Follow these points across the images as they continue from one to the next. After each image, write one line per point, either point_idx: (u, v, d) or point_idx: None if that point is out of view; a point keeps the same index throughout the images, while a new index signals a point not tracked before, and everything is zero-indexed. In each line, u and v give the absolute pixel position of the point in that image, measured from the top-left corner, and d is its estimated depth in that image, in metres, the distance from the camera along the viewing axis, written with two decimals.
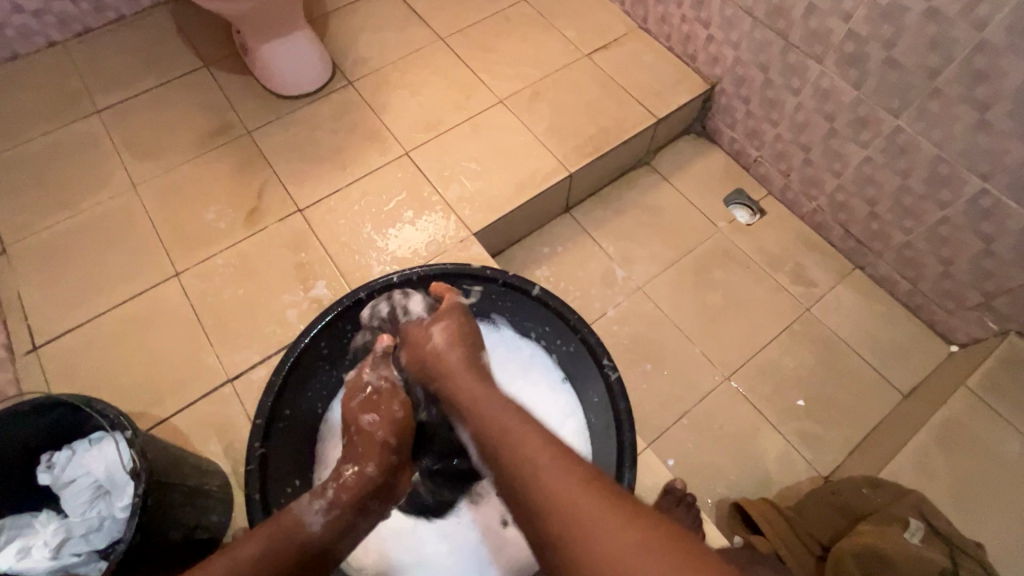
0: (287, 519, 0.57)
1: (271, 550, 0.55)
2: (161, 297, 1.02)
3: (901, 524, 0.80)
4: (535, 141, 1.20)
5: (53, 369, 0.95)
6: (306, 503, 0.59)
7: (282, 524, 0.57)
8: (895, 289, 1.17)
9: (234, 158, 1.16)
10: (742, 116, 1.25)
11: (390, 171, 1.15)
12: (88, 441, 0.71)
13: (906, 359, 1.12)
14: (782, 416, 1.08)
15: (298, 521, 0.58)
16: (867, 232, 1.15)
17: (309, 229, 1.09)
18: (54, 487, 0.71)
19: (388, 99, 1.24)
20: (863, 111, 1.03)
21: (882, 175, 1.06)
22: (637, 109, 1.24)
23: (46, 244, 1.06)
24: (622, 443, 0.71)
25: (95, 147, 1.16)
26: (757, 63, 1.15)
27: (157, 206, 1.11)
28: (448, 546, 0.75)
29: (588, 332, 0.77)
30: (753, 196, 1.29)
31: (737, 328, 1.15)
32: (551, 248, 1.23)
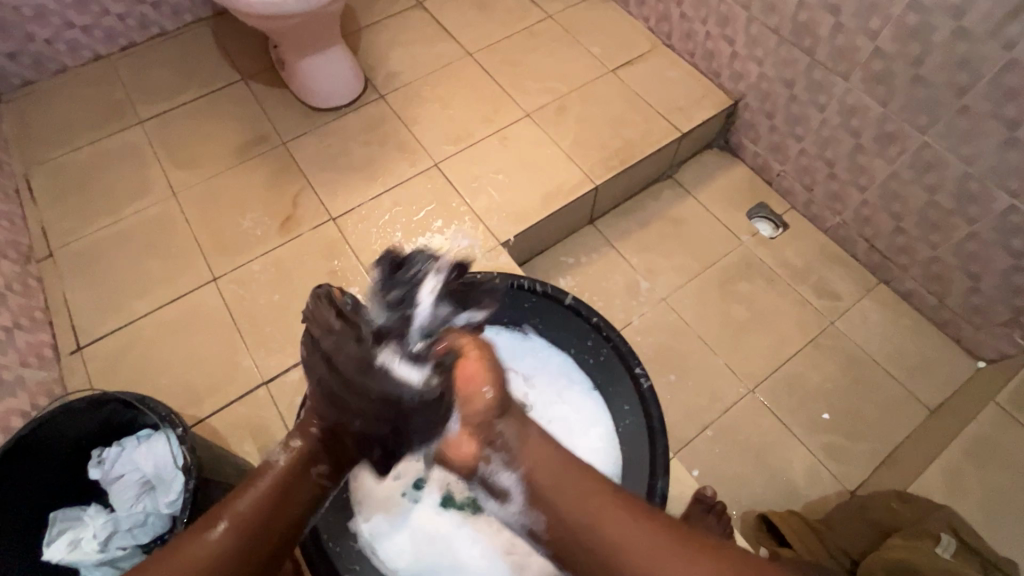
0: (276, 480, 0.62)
1: (267, 498, 0.60)
2: (200, 300, 1.06)
3: (932, 539, 0.78)
4: (561, 153, 1.22)
5: (96, 369, 0.99)
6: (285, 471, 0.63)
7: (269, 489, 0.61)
8: (921, 304, 1.17)
9: (271, 167, 1.20)
10: (766, 131, 1.27)
11: (420, 182, 1.19)
12: (137, 438, 0.74)
13: (932, 374, 1.12)
14: (807, 429, 1.08)
15: (274, 482, 0.61)
16: (892, 247, 1.16)
17: (342, 237, 1.12)
18: (103, 482, 0.73)
19: (418, 111, 1.27)
20: (890, 127, 1.04)
21: (909, 190, 1.07)
22: (662, 123, 1.26)
23: (91, 248, 1.11)
24: (655, 450, 0.74)
25: (138, 156, 1.21)
26: (782, 79, 1.17)
27: (196, 212, 1.15)
28: (480, 551, 0.75)
29: (620, 339, 0.81)
30: (776, 210, 1.30)
31: (762, 340, 1.16)
32: (575, 259, 1.25)
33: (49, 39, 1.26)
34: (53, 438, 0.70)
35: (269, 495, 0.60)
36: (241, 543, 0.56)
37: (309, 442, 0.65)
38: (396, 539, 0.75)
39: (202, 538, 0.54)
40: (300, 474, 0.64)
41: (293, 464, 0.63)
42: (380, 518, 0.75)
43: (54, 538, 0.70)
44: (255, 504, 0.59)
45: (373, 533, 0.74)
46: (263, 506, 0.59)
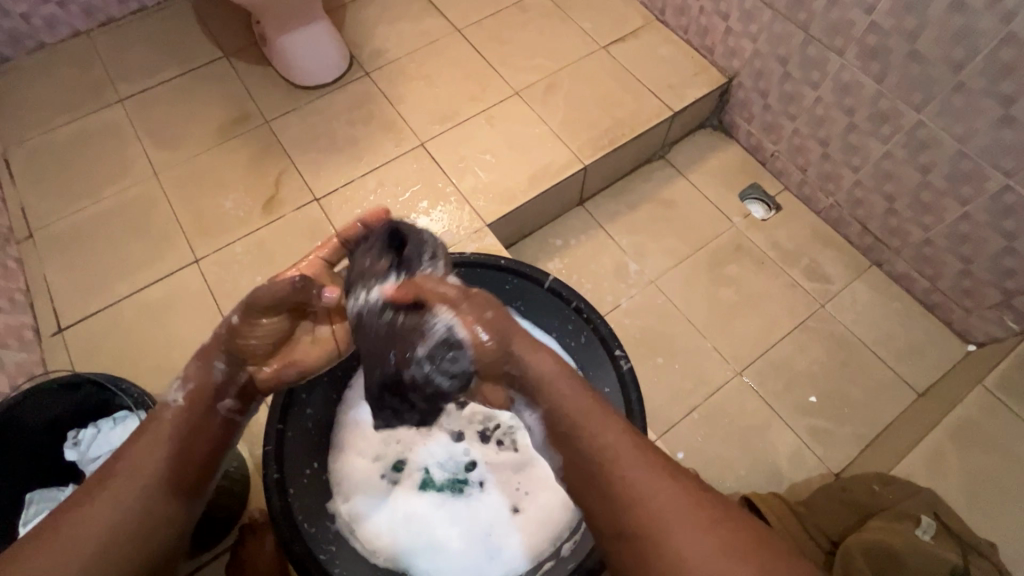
0: (163, 423, 0.62)
1: (158, 450, 0.60)
2: (181, 282, 1.04)
3: (911, 522, 0.79)
4: (549, 133, 1.20)
5: (77, 351, 0.98)
6: (179, 414, 0.63)
7: (158, 432, 0.61)
8: (912, 287, 1.16)
9: (253, 147, 1.18)
10: (760, 110, 1.24)
11: (406, 162, 1.16)
12: (113, 420, 0.73)
13: (921, 357, 1.11)
14: (794, 412, 1.07)
15: (177, 425, 0.62)
16: (884, 228, 1.14)
17: (326, 218, 1.10)
18: (80, 463, 0.73)
19: (404, 90, 1.25)
20: (883, 105, 1.01)
21: (902, 170, 1.04)
22: (653, 102, 1.23)
23: (71, 229, 1.09)
24: None
25: (117, 135, 1.19)
26: (776, 56, 1.14)
27: (177, 193, 1.13)
28: (460, 531, 0.75)
29: (601, 321, 0.79)
30: (769, 191, 1.28)
31: (750, 322, 1.15)
32: (564, 241, 1.23)
33: (24, 15, 1.22)
34: (27, 420, 0.70)
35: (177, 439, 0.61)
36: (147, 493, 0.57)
37: (207, 378, 0.65)
38: (376, 520, 0.75)
39: (104, 496, 0.56)
40: (203, 407, 0.64)
41: (191, 404, 0.64)
42: (360, 499, 0.75)
43: (31, 518, 0.70)
44: (152, 454, 0.59)
45: (353, 514, 0.74)
46: (171, 449, 0.61)
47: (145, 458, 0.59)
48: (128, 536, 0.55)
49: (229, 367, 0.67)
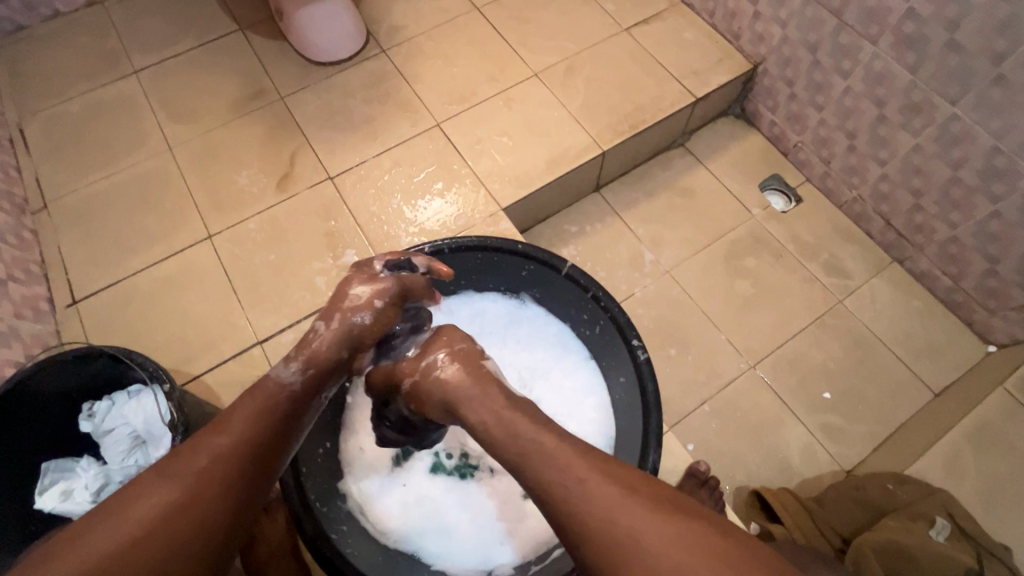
0: (272, 400, 0.58)
1: (256, 437, 0.55)
2: (195, 258, 1.04)
3: (926, 522, 0.78)
4: (568, 117, 1.17)
5: (91, 323, 0.98)
6: (289, 395, 0.59)
7: (263, 409, 0.56)
8: (934, 286, 1.13)
9: (268, 123, 1.16)
10: (786, 99, 1.21)
11: (422, 143, 1.15)
12: (127, 393, 0.73)
13: (940, 357, 1.09)
14: (807, 408, 1.06)
15: (259, 409, 0.56)
16: (908, 224, 1.11)
17: (340, 197, 1.09)
18: (95, 435, 0.74)
19: (421, 68, 1.22)
20: (916, 97, 0.98)
21: (932, 165, 1.01)
22: (676, 87, 1.20)
23: (85, 201, 1.09)
24: (649, 426, 0.70)
25: (132, 108, 1.18)
26: (805, 43, 1.11)
27: (192, 168, 1.12)
28: (469, 515, 0.75)
29: (618, 311, 0.75)
30: (790, 183, 1.26)
31: (766, 316, 1.13)
32: (579, 228, 1.21)
33: None
34: (41, 391, 0.70)
35: (254, 432, 0.55)
36: (205, 492, 0.49)
37: (330, 361, 0.64)
38: (386, 500, 0.75)
39: (170, 482, 0.49)
40: (308, 397, 0.61)
41: (282, 391, 0.59)
42: (371, 478, 0.76)
43: (46, 487, 0.70)
44: (243, 437, 0.54)
45: (364, 494, 0.74)
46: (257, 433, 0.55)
47: (238, 441, 0.53)
48: (172, 534, 0.46)
49: (349, 354, 0.66)
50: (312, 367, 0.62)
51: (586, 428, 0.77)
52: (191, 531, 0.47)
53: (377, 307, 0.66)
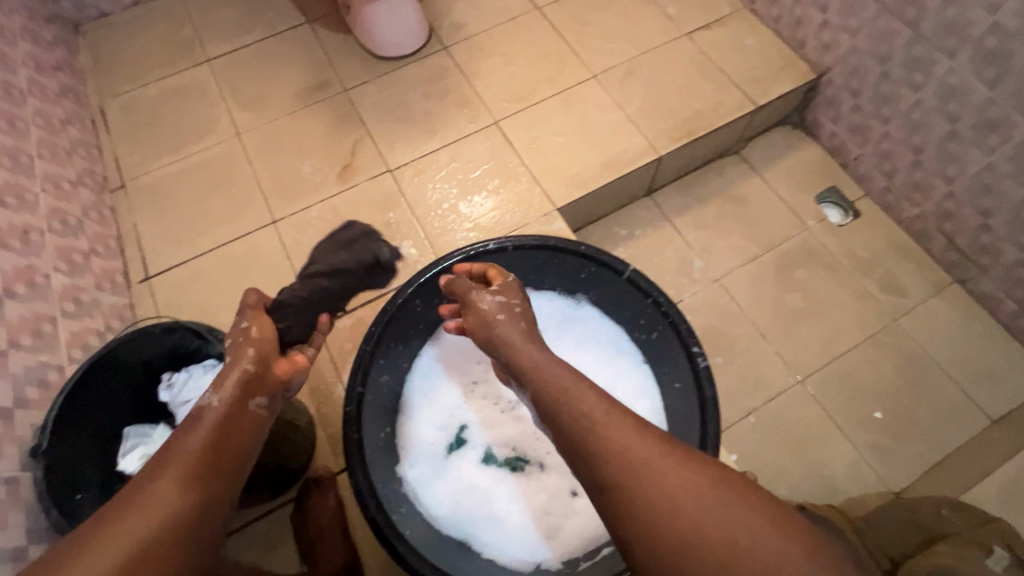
0: (217, 415, 0.58)
1: (218, 445, 0.56)
2: (259, 242, 1.08)
3: (982, 550, 0.74)
4: (625, 119, 1.17)
5: (163, 298, 1.04)
6: (223, 408, 0.59)
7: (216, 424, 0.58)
8: (997, 309, 1.10)
9: (332, 114, 1.20)
10: (849, 110, 1.18)
11: (479, 139, 1.17)
12: (203, 366, 0.77)
13: (1000, 384, 1.05)
14: (855, 426, 1.04)
15: (214, 424, 0.58)
16: (974, 245, 1.08)
17: (398, 189, 1.12)
18: (171, 404, 0.78)
19: (481, 66, 1.24)
20: (993, 114, 0.95)
21: (1004, 185, 0.98)
22: (736, 94, 1.19)
23: (159, 183, 1.14)
24: (706, 433, 0.71)
25: (205, 94, 1.23)
26: (875, 54, 1.08)
27: (258, 155, 1.17)
28: (518, 509, 0.77)
29: (680, 317, 0.76)
30: (848, 196, 1.23)
31: (817, 330, 1.11)
32: (629, 231, 1.22)
33: None
34: (127, 359, 0.74)
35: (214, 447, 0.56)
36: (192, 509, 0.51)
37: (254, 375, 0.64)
38: (439, 487, 0.77)
39: (155, 489, 0.50)
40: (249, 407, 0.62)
41: (227, 407, 0.60)
42: (425, 464, 0.78)
43: (128, 450, 0.75)
44: (206, 449, 0.55)
45: (418, 479, 0.77)
46: (219, 441, 0.57)
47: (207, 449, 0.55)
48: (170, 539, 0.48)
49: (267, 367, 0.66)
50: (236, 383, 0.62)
51: None
52: (204, 525, 0.51)
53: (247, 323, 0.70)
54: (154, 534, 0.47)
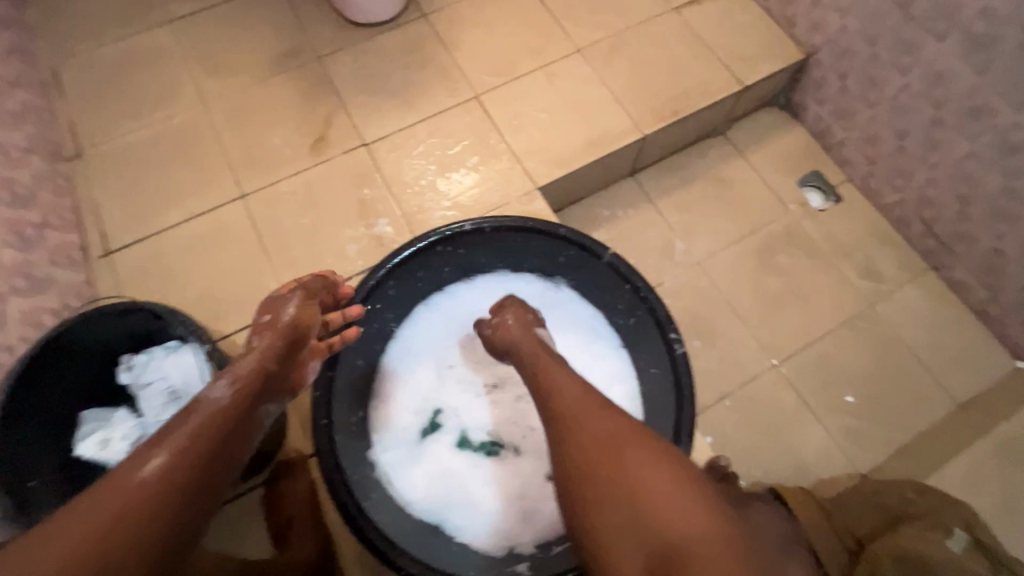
0: (216, 407, 0.57)
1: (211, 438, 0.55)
2: (227, 217, 1.04)
3: (944, 533, 0.77)
4: (610, 97, 1.14)
5: (124, 275, 0.99)
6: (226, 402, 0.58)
7: (214, 416, 0.57)
8: (969, 296, 1.11)
9: (304, 83, 1.14)
10: (836, 92, 1.17)
11: (459, 114, 1.12)
12: (164, 348, 0.73)
13: (968, 370, 1.07)
14: (828, 409, 1.05)
15: (213, 419, 0.57)
16: (951, 233, 1.09)
17: (373, 164, 1.08)
18: (132, 386, 0.74)
19: (462, 36, 1.19)
20: (978, 100, 0.94)
21: (985, 173, 0.98)
22: (723, 73, 1.16)
23: (118, 152, 1.08)
24: (681, 419, 0.71)
25: (167, 58, 1.16)
26: (865, 36, 1.07)
27: (225, 125, 1.11)
28: (492, 493, 0.76)
29: (657, 303, 0.76)
30: (830, 180, 1.23)
31: (795, 315, 1.12)
32: (611, 212, 1.20)
33: None
34: (82, 340, 0.70)
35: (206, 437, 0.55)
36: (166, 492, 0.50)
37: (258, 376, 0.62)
38: (411, 470, 0.76)
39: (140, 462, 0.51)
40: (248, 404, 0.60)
41: (231, 400, 0.59)
42: (397, 447, 0.76)
43: (85, 435, 0.72)
44: (195, 443, 0.54)
45: (391, 462, 0.75)
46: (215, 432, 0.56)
47: (197, 438, 0.54)
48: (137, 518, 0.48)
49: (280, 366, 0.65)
50: (245, 377, 0.61)
51: None
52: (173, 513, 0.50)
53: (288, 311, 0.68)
54: (128, 510, 0.48)
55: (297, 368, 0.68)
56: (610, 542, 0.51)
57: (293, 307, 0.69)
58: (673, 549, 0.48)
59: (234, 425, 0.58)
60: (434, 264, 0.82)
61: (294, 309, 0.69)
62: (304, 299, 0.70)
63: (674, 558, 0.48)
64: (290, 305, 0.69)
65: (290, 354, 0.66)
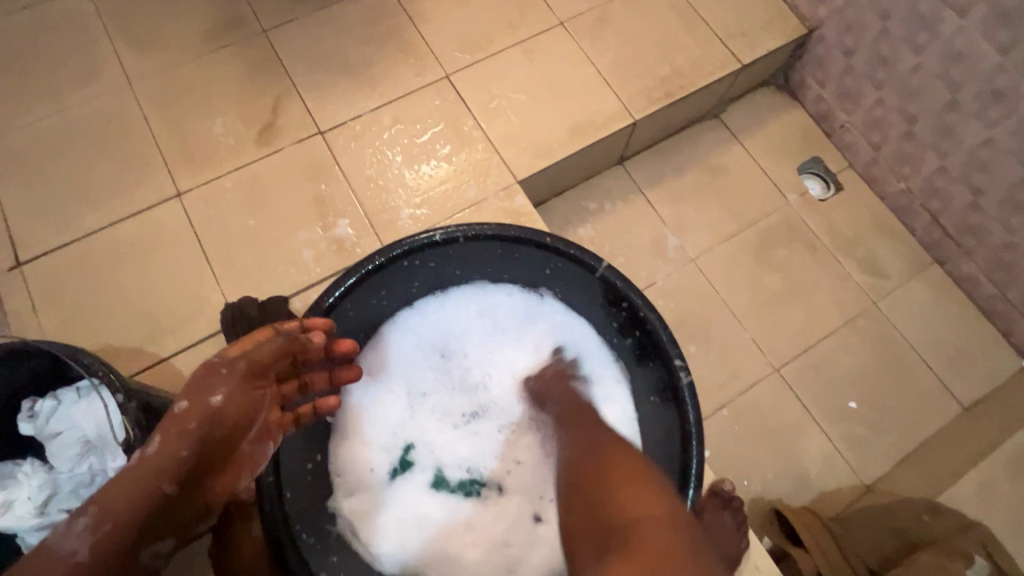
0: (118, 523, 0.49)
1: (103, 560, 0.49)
2: (160, 219, 0.90)
3: (963, 560, 0.73)
4: (596, 76, 1.02)
5: (39, 290, 0.85)
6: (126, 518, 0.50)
7: (110, 534, 0.49)
8: (975, 292, 1.05)
9: (247, 60, 0.99)
10: (840, 71, 1.07)
11: (427, 97, 0.99)
12: (76, 390, 0.61)
13: (974, 370, 1.02)
14: (830, 416, 0.99)
15: (106, 540, 0.49)
16: (960, 225, 1.02)
17: (331, 156, 0.95)
18: (38, 437, 0.62)
19: (429, 6, 1.05)
20: (1000, 82, 0.86)
21: (1002, 162, 0.91)
22: (720, 50, 1.05)
23: (27, 143, 0.92)
24: (689, 456, 0.61)
25: (82, 31, 0.99)
26: (876, 8, 0.97)
27: (156, 110, 0.95)
28: (474, 540, 0.67)
29: (658, 323, 0.64)
30: (831, 167, 1.14)
31: (795, 315, 1.05)
32: (598, 205, 1.09)
33: None
34: None
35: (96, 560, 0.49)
36: None
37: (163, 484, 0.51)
38: (380, 520, 0.66)
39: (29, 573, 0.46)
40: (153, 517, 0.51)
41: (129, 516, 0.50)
42: (363, 494, 0.67)
43: None
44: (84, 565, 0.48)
45: (357, 512, 0.66)
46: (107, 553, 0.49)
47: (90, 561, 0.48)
48: None
49: (193, 473, 0.53)
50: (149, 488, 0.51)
51: None
52: None
53: (216, 402, 0.54)
54: None
55: (239, 460, 0.56)
56: (570, 520, 0.55)
57: (226, 396, 0.54)
58: (620, 529, 0.50)
59: (131, 544, 0.51)
60: (399, 279, 0.70)
61: (227, 395, 0.54)
62: (245, 383, 0.55)
63: (617, 536, 0.49)
64: (222, 391, 0.54)
65: (210, 456, 0.54)
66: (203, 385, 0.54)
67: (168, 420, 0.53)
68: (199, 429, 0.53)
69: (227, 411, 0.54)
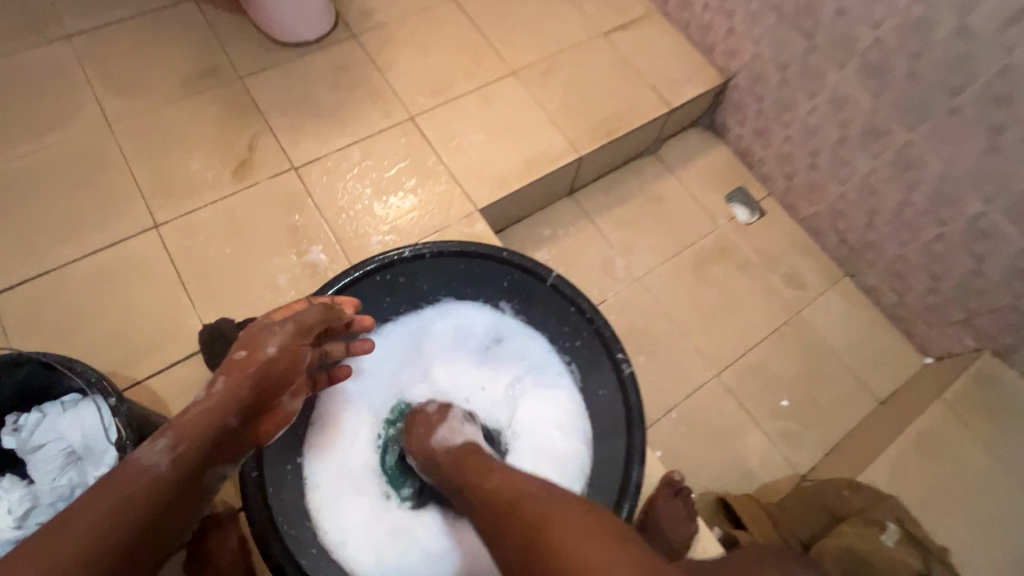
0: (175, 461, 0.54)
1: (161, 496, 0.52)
2: (137, 249, 0.94)
3: (877, 527, 0.81)
4: (546, 118, 1.15)
5: (12, 318, 0.87)
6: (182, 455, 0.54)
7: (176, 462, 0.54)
8: (881, 300, 1.20)
9: (224, 104, 1.07)
10: (753, 114, 1.24)
11: (393, 136, 1.09)
12: (62, 403, 0.64)
13: (885, 369, 1.16)
14: (766, 414, 1.10)
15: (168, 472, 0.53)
16: (861, 242, 1.17)
17: (304, 189, 1.02)
18: (21, 451, 0.64)
19: (394, 57, 1.16)
20: (877, 121, 1.03)
21: (886, 188, 1.07)
22: (652, 96, 1.21)
23: (5, 178, 0.96)
24: (632, 440, 0.70)
25: (64, 76, 1.05)
26: (776, 62, 1.14)
27: (135, 149, 1.01)
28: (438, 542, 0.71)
29: (603, 322, 0.75)
30: (754, 196, 1.30)
31: (731, 325, 1.17)
32: (552, 231, 1.20)
33: None
34: None
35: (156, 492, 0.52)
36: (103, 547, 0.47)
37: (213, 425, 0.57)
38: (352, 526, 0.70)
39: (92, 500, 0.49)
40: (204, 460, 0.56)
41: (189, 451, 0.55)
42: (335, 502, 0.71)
43: None
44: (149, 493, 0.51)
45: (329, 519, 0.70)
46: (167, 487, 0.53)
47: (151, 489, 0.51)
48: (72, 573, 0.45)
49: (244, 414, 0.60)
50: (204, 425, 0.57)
51: (561, 436, 0.76)
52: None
53: (270, 351, 0.63)
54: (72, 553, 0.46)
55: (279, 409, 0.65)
56: None
57: (278, 346, 0.64)
58: None
59: (184, 486, 0.54)
60: (372, 296, 0.78)
61: (279, 346, 0.64)
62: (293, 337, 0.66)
63: None
64: (275, 342, 0.64)
65: (261, 400, 0.62)
66: (259, 339, 0.64)
67: (229, 364, 0.62)
68: (255, 372, 0.62)
69: (276, 361, 0.63)
